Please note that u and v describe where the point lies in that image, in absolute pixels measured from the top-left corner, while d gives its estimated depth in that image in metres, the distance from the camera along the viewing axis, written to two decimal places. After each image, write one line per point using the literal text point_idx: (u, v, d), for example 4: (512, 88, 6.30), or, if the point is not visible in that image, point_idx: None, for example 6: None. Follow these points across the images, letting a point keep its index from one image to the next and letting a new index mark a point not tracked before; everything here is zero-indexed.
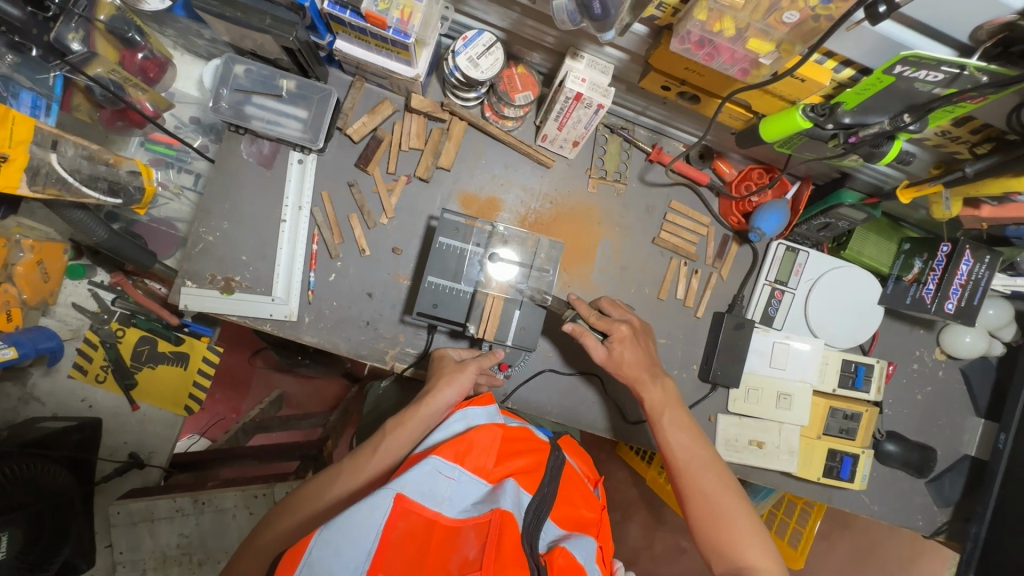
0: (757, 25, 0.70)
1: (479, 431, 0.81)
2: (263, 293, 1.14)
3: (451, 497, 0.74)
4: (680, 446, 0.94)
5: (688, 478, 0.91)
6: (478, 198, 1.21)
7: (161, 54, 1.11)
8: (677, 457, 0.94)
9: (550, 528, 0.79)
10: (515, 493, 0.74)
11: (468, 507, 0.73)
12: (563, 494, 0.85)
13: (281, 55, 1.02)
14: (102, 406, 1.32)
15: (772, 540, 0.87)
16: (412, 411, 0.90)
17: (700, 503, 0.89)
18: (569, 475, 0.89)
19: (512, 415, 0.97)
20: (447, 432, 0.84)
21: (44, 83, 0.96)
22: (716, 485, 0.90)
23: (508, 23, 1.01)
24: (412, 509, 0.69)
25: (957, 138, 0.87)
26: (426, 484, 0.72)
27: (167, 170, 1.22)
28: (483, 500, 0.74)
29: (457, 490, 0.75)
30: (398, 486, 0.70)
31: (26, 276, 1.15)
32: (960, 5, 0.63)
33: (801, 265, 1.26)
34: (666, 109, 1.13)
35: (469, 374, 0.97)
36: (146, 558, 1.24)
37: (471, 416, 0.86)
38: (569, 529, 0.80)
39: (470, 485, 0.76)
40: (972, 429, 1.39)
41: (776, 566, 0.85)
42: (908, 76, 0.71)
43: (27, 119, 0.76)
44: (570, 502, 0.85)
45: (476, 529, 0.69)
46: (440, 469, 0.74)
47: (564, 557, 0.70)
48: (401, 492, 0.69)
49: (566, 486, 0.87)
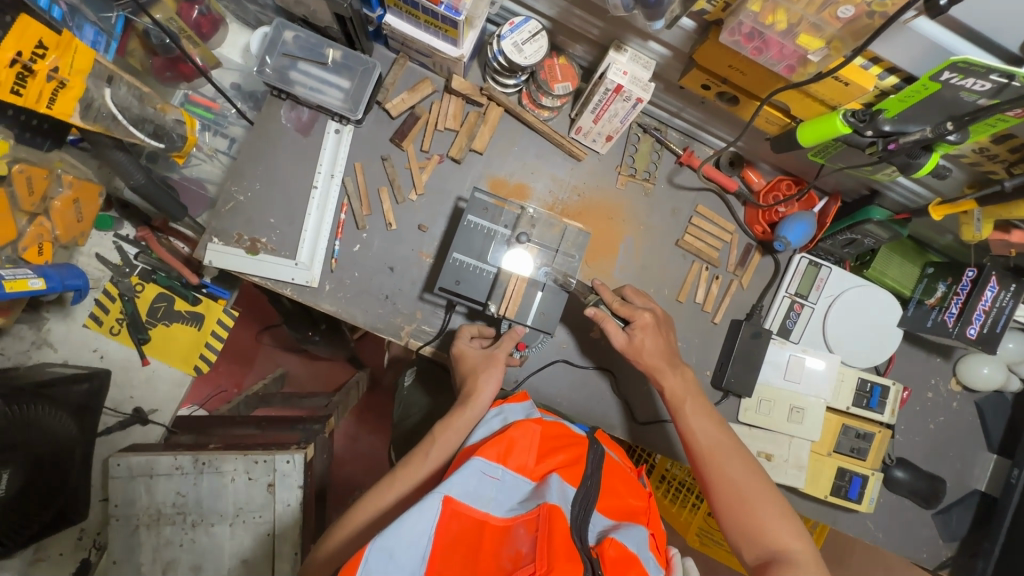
0: (811, 18, 0.70)
1: (518, 429, 0.82)
2: (287, 256, 1.14)
3: (497, 497, 0.73)
4: (703, 432, 0.94)
5: (713, 463, 0.91)
6: (507, 183, 1.22)
7: (216, 12, 1.15)
8: (700, 443, 0.94)
9: (598, 519, 0.76)
10: (560, 487, 0.74)
11: (515, 505, 0.73)
12: (607, 485, 0.81)
13: (332, 23, 1.04)
14: (113, 358, 1.32)
15: (803, 527, 0.85)
16: (457, 415, 0.95)
17: (725, 487, 0.88)
18: (610, 466, 0.85)
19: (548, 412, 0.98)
20: (487, 430, 0.88)
21: (106, 21, 0.98)
22: (741, 470, 0.89)
23: (556, 12, 1.03)
24: (461, 510, 0.69)
25: (995, 157, 0.87)
26: (471, 485, 0.72)
27: (205, 131, 1.25)
28: (529, 498, 0.74)
29: (502, 490, 0.74)
30: (445, 489, 0.70)
31: (61, 213, 1.04)
32: (1014, 12, 0.63)
33: (823, 280, 1.25)
34: (702, 112, 1.14)
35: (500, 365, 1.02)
36: (140, 514, 1.22)
37: (507, 412, 0.91)
38: (617, 519, 0.76)
39: (515, 484, 0.76)
40: (984, 464, 1.36)
41: (811, 551, 0.82)
42: (954, 84, 0.72)
43: (89, 51, 0.83)
44: (616, 493, 0.81)
45: (526, 525, 0.69)
46: (484, 469, 0.75)
47: (615, 547, 0.67)
48: (449, 495, 0.70)
49: (609, 477, 0.83)
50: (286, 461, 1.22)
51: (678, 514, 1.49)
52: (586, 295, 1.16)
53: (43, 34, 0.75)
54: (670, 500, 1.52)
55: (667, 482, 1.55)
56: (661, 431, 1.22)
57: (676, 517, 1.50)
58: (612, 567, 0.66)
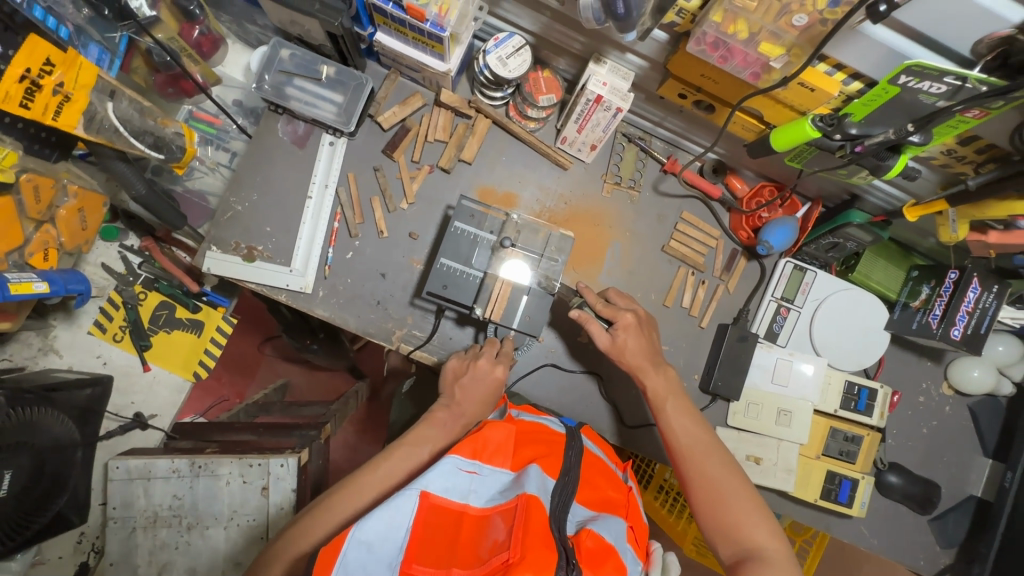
0: (768, 27, 0.75)
1: (493, 427, 0.83)
2: (282, 263, 1.18)
3: (476, 490, 0.75)
4: (683, 431, 0.96)
5: (692, 461, 0.93)
6: (496, 192, 1.26)
7: (216, 32, 1.20)
8: (680, 441, 0.95)
9: (578, 510, 0.76)
10: (539, 477, 0.74)
11: (494, 495, 0.74)
12: (586, 478, 0.82)
13: (325, 41, 1.10)
14: (116, 364, 1.36)
15: (779, 526, 0.86)
16: (439, 414, 0.99)
17: (703, 485, 0.90)
18: (590, 460, 0.87)
19: (530, 412, 0.99)
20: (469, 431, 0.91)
21: (110, 40, 1.04)
22: (719, 468, 0.91)
23: (539, 28, 1.08)
24: (439, 504, 0.71)
25: (962, 158, 0.89)
26: (448, 480, 0.74)
27: (206, 146, 1.31)
28: (507, 488, 0.75)
29: (481, 483, 0.76)
30: (422, 485, 0.71)
31: (66, 221, 1.09)
32: (959, 19, 0.67)
33: (808, 284, 1.27)
34: (682, 120, 1.18)
35: (480, 369, 1.04)
36: (137, 516, 1.25)
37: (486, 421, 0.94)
38: (597, 509, 0.77)
39: (493, 476, 0.78)
40: (980, 469, 1.35)
41: (785, 550, 0.83)
42: (912, 88, 0.75)
43: (93, 68, 0.90)
44: (594, 485, 0.82)
45: (503, 515, 0.70)
46: (459, 465, 0.76)
47: (592, 539, 0.68)
48: (425, 490, 0.71)
49: (588, 470, 0.84)
50: (281, 464, 1.23)
51: (675, 525, 1.48)
52: (570, 298, 1.20)
53: (49, 51, 0.83)
54: (667, 510, 1.52)
55: (664, 492, 1.54)
56: (649, 434, 1.23)
57: (673, 528, 1.49)
58: (588, 558, 0.66)
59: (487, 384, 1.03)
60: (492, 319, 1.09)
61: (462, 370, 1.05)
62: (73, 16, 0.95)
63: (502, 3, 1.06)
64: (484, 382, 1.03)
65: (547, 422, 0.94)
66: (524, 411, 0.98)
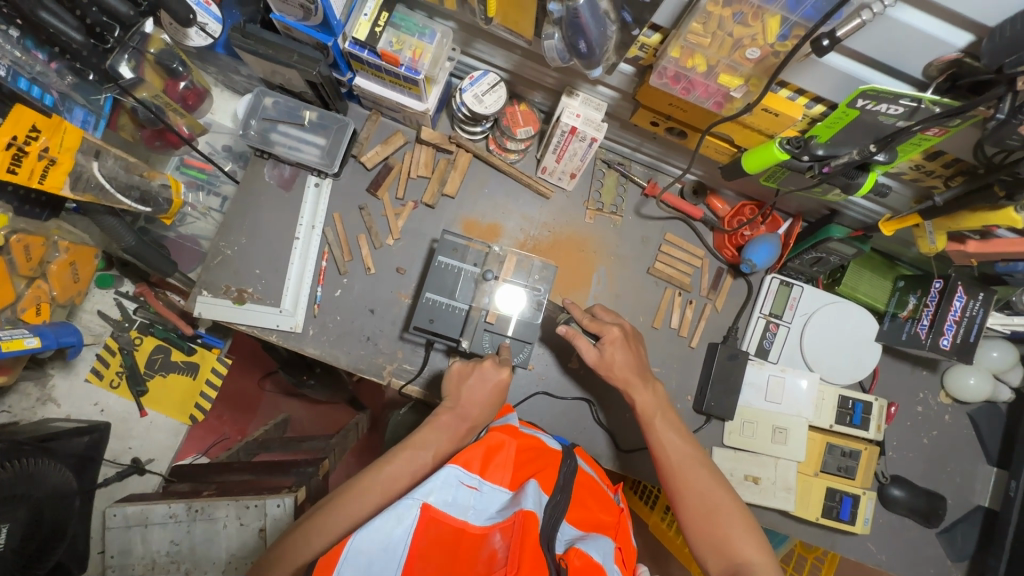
0: (724, 60, 0.79)
1: (495, 444, 0.82)
2: (271, 304, 1.20)
3: (475, 506, 0.74)
4: (671, 446, 0.96)
5: (680, 476, 0.93)
6: (480, 224, 1.28)
7: (201, 85, 1.25)
8: (669, 457, 0.95)
9: (567, 529, 0.76)
10: (537, 493, 0.73)
11: (494, 514, 0.73)
12: (578, 498, 0.82)
13: (305, 89, 1.13)
14: (113, 411, 1.38)
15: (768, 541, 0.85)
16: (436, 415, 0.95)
17: (691, 501, 0.90)
18: (583, 481, 0.87)
19: (529, 424, 0.99)
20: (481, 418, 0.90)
21: (96, 103, 1.09)
22: (708, 484, 0.91)
23: (512, 65, 1.11)
24: (438, 517, 0.70)
25: (932, 172, 0.92)
26: (449, 494, 0.73)
27: (196, 191, 1.35)
28: (506, 506, 0.73)
29: (481, 499, 0.75)
30: (423, 495, 0.71)
31: (58, 275, 1.13)
32: (908, 45, 0.69)
33: (796, 298, 1.27)
34: (657, 145, 1.21)
35: (486, 369, 0.99)
36: (135, 564, 1.24)
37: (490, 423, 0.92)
38: (585, 529, 0.77)
39: (493, 494, 0.76)
40: (984, 478, 1.33)
41: (774, 563, 0.82)
42: (870, 110, 0.76)
43: (77, 131, 0.95)
44: (586, 506, 0.82)
45: (502, 531, 0.69)
46: (461, 478, 0.75)
47: (580, 557, 0.67)
48: (427, 502, 0.71)
49: (580, 491, 0.84)
50: (278, 505, 1.21)
51: (681, 546, 1.47)
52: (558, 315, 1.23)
53: (35, 118, 0.88)
54: (674, 531, 1.50)
55: (670, 513, 1.53)
56: (646, 458, 1.23)
57: (679, 547, 1.48)
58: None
59: (493, 385, 0.98)
60: (489, 325, 1.11)
61: (467, 371, 1.00)
62: (57, 84, 1.01)
63: (475, 44, 1.09)
64: (490, 384, 0.98)
65: (544, 438, 0.94)
66: (524, 424, 0.99)
